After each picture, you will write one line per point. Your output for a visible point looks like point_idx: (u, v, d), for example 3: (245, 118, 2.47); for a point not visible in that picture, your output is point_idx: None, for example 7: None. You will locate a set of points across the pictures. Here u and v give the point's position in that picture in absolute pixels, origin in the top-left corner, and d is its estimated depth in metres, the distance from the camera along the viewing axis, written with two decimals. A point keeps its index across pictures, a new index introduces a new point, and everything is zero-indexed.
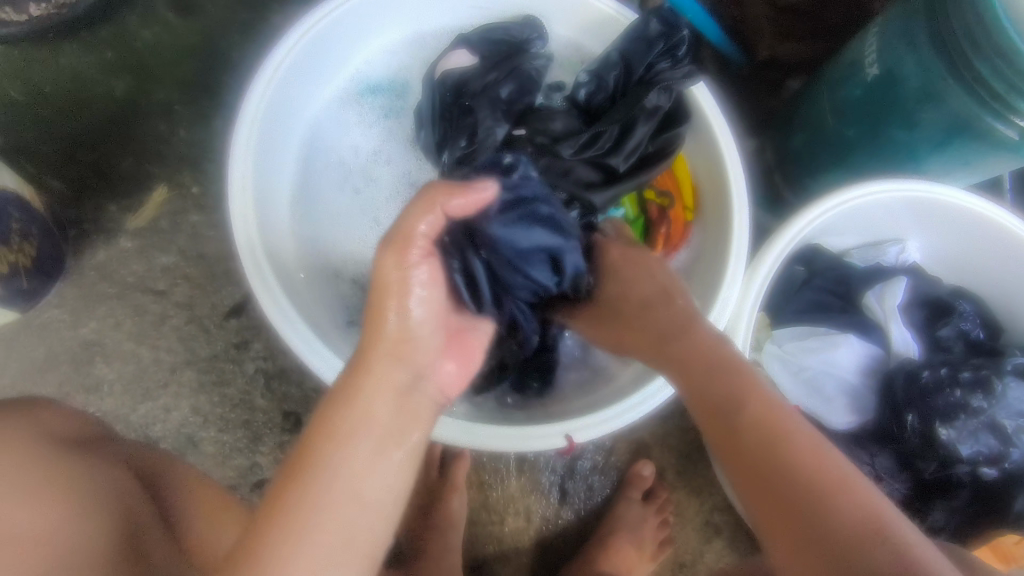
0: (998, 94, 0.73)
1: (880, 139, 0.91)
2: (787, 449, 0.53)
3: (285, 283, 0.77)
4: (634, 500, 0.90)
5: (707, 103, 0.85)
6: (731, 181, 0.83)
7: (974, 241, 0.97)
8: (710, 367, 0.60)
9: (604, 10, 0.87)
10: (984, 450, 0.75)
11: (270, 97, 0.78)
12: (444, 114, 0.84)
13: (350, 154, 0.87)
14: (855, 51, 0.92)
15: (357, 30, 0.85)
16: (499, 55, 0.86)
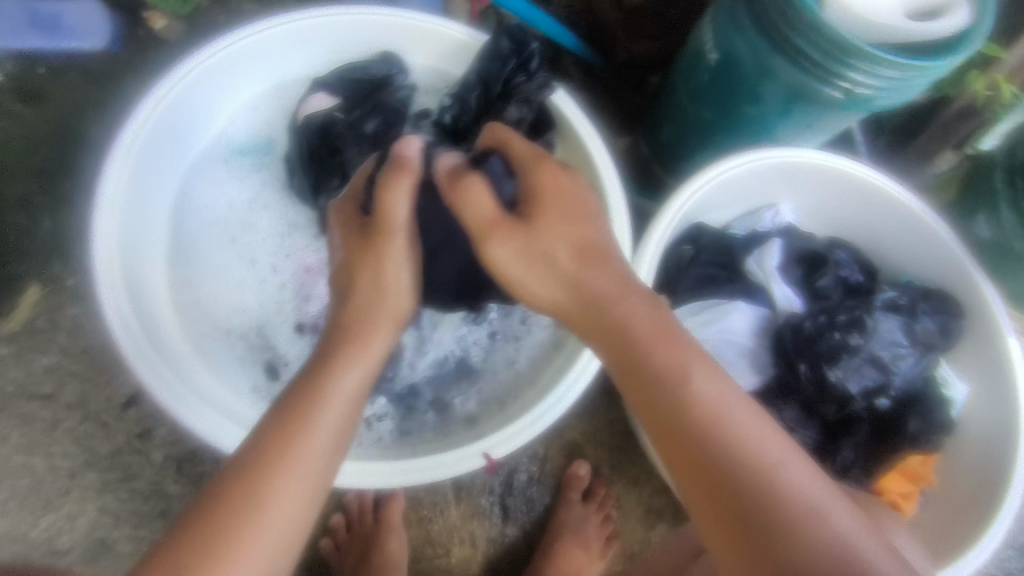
0: (818, 63, 0.80)
1: (733, 117, 0.98)
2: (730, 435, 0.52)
3: (173, 364, 0.75)
4: (573, 501, 0.91)
5: (569, 107, 0.87)
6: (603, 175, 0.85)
7: (836, 194, 1.05)
8: (677, 377, 0.55)
9: (455, 35, 0.88)
10: (870, 382, 0.82)
11: (125, 174, 0.75)
12: (312, 157, 0.84)
13: (225, 218, 0.86)
14: (695, 39, 0.99)
15: (211, 91, 0.84)
16: (360, 94, 0.87)
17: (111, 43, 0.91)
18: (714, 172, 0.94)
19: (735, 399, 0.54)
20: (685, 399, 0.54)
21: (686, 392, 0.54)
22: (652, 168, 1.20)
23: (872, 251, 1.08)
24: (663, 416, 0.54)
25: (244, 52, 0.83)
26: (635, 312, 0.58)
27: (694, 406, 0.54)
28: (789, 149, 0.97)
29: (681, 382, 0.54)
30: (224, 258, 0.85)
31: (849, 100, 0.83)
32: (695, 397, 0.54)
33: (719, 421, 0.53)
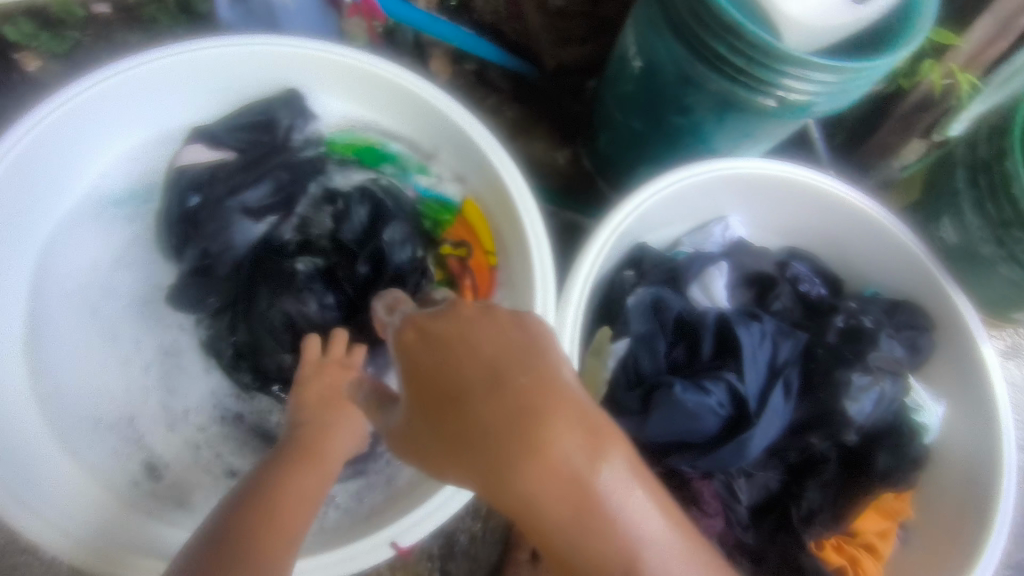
0: (742, 69, 0.71)
1: (663, 128, 0.88)
2: (607, 530, 0.38)
3: (11, 442, 0.67)
4: (520, 563, 0.83)
5: (473, 127, 0.77)
6: (519, 206, 0.76)
7: (789, 202, 0.96)
8: (579, 500, 0.38)
9: (358, 66, 0.79)
10: (813, 415, 0.74)
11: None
12: (185, 217, 0.78)
13: (91, 281, 0.79)
14: (619, 46, 0.91)
15: (88, 128, 0.76)
16: (256, 145, 0.80)
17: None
18: (651, 190, 0.86)
19: (655, 526, 0.40)
20: (546, 481, 0.38)
21: (551, 472, 0.37)
22: (595, 183, 1.12)
23: (836, 259, 1.00)
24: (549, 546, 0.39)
25: (124, 87, 0.75)
26: (493, 356, 0.40)
27: (562, 488, 0.37)
28: (728, 159, 0.89)
29: (583, 505, 0.38)
30: (82, 328, 0.78)
31: (783, 108, 0.74)
32: (560, 470, 0.37)
33: (590, 511, 0.38)
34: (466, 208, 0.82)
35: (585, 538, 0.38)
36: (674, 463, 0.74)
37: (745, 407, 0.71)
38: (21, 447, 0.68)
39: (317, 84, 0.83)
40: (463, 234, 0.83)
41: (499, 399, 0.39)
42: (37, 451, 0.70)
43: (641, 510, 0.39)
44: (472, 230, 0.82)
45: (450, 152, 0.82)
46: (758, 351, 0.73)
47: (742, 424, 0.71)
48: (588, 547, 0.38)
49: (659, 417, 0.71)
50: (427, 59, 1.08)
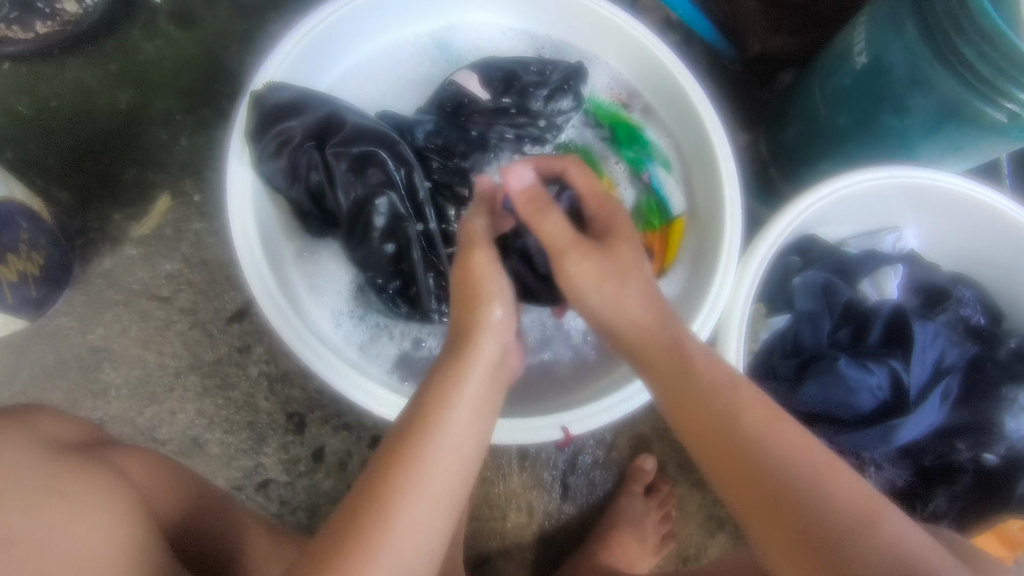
0: (985, 78, 0.74)
1: (870, 126, 0.92)
2: (751, 431, 0.53)
3: (271, 239, 0.78)
4: (636, 493, 0.91)
5: (693, 90, 0.85)
6: (721, 168, 0.83)
7: (970, 227, 0.96)
8: (719, 398, 0.56)
9: (616, 21, 0.86)
10: (964, 421, 0.76)
11: (293, 60, 0.81)
12: (444, 106, 0.85)
13: (382, 92, 0.92)
14: (844, 40, 0.94)
15: (396, 12, 0.88)
16: (509, 83, 0.86)
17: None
18: (869, 175, 0.89)
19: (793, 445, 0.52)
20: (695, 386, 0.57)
21: (701, 384, 0.57)
22: (767, 171, 1.15)
23: (1004, 295, 1.00)
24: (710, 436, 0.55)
25: None
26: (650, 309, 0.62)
27: (709, 398, 0.56)
28: (929, 171, 0.90)
29: (729, 404, 0.55)
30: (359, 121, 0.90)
31: (1013, 124, 0.77)
32: (716, 382, 0.57)
33: (734, 412, 0.55)
34: (680, 222, 0.89)
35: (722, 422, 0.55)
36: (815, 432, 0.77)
37: (905, 395, 0.74)
38: (276, 249, 0.78)
39: (573, 27, 0.91)
40: (663, 239, 0.89)
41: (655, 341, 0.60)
42: (285, 257, 0.80)
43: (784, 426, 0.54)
44: (671, 237, 0.89)
45: (668, 113, 0.90)
46: (927, 347, 0.76)
47: (896, 410, 0.74)
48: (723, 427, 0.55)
49: (816, 385, 0.75)
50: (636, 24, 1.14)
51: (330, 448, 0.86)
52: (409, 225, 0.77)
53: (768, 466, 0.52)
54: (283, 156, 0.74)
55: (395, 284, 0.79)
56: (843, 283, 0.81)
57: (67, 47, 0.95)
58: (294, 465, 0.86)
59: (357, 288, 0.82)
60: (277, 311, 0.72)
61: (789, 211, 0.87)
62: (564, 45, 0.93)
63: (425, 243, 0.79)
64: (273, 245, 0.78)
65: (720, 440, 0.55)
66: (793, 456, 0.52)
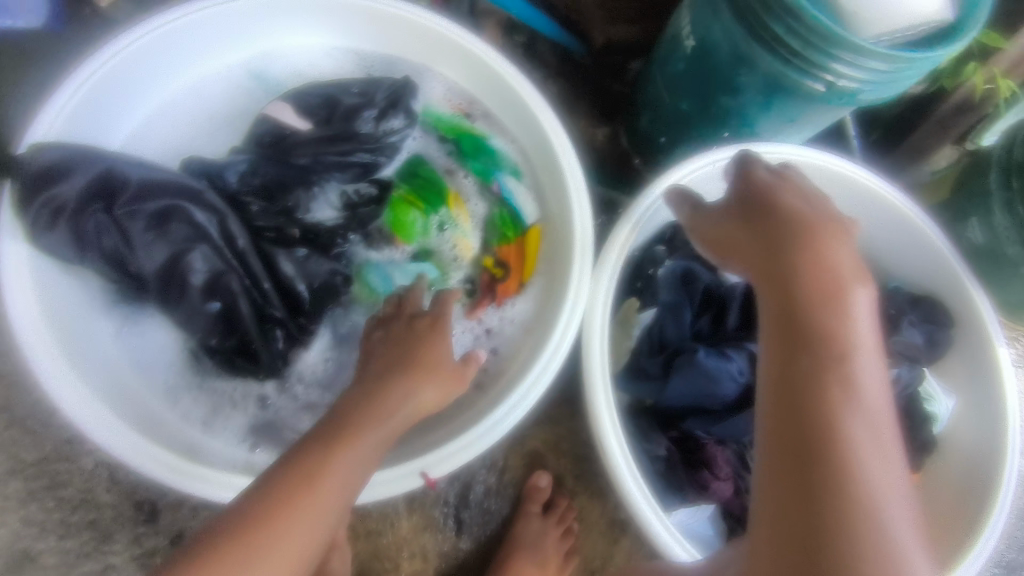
0: (796, 51, 0.75)
1: (709, 109, 0.92)
2: (835, 415, 0.44)
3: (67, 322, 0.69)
4: (532, 515, 0.87)
5: (525, 90, 0.81)
6: (565, 169, 0.80)
7: (820, 193, 0.99)
8: (833, 343, 0.47)
9: (438, 31, 0.82)
10: None
11: (71, 113, 0.72)
12: (261, 141, 0.78)
13: (194, 132, 0.83)
14: (673, 27, 0.94)
15: (196, 45, 0.81)
16: (331, 108, 0.80)
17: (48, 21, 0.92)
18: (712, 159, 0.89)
19: (884, 454, 0.44)
20: (829, 324, 0.48)
21: (838, 337, 0.47)
22: (631, 161, 1.15)
23: (862, 253, 1.02)
24: (808, 422, 0.44)
25: (232, 10, 0.80)
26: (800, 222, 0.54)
27: (843, 359, 0.46)
28: (771, 143, 0.91)
29: (833, 365, 0.46)
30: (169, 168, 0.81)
31: (831, 93, 0.77)
32: (848, 331, 0.47)
33: (824, 390, 0.45)
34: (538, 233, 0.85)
35: (839, 380, 0.45)
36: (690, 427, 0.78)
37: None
38: (77, 332, 0.69)
39: (398, 41, 0.87)
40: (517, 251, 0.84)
41: (784, 290, 0.50)
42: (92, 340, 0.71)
43: (871, 442, 0.44)
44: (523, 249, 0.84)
45: (508, 117, 0.86)
46: None
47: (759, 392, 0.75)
48: (824, 403, 0.45)
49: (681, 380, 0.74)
50: (478, 29, 1.11)
51: (190, 532, 0.77)
52: (232, 279, 0.71)
53: (822, 491, 0.42)
54: (63, 224, 0.66)
55: (231, 342, 0.73)
56: (699, 269, 0.81)
57: None
58: (148, 559, 0.77)
59: (187, 357, 0.75)
60: (86, 408, 0.63)
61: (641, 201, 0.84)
62: (392, 60, 0.88)
63: (254, 293, 0.73)
64: (76, 326, 0.70)
65: (813, 432, 0.44)
66: (848, 459, 0.43)
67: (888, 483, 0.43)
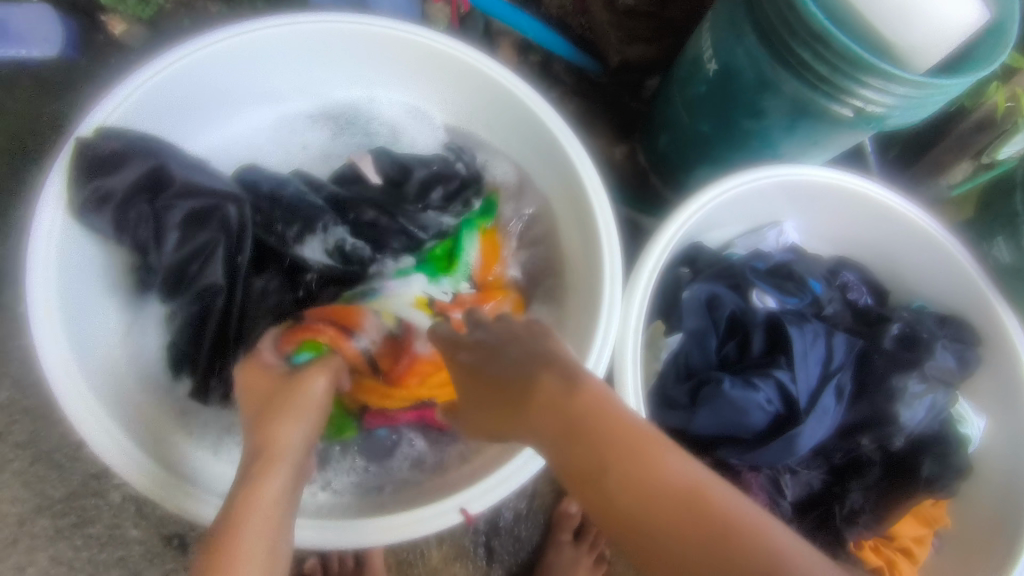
0: (825, 77, 0.74)
1: (731, 131, 0.91)
2: (626, 488, 0.41)
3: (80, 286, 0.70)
4: (564, 542, 0.86)
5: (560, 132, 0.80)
6: (597, 216, 0.78)
7: (843, 214, 0.98)
8: (569, 430, 0.46)
9: (511, 97, 0.82)
10: (863, 415, 0.76)
11: (114, 128, 0.73)
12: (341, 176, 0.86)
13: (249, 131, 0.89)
14: (692, 49, 0.94)
15: (280, 55, 0.83)
16: (404, 176, 0.85)
17: (65, 50, 0.90)
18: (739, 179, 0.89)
19: (691, 471, 0.41)
20: (567, 419, 0.47)
21: (579, 425, 0.46)
22: (649, 181, 1.14)
23: (885, 272, 1.02)
24: (620, 519, 0.41)
25: (322, 35, 0.81)
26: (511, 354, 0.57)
27: (603, 439, 0.44)
28: (795, 166, 0.90)
29: (590, 441, 0.44)
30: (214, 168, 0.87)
31: (860, 118, 0.77)
32: (594, 407, 0.46)
33: (600, 478, 0.43)
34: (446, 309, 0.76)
35: (608, 458, 0.43)
36: (723, 456, 0.76)
37: (796, 406, 0.73)
38: (86, 305, 0.71)
39: (472, 95, 0.87)
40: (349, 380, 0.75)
41: (526, 407, 0.50)
42: (98, 316, 0.72)
43: (679, 466, 0.41)
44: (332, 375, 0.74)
45: (554, 191, 0.85)
46: (811, 352, 0.75)
47: (790, 422, 0.73)
48: (615, 496, 0.42)
49: (708, 411, 0.73)
50: (494, 48, 1.11)
51: None
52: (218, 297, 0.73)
53: (680, 553, 0.38)
54: (106, 212, 0.69)
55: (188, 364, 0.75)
56: (723, 295, 0.80)
57: None
58: None
59: (172, 361, 0.76)
60: (70, 381, 0.63)
61: (672, 224, 0.83)
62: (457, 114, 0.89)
63: (223, 316, 0.74)
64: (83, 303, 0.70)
65: (626, 519, 0.41)
66: (659, 514, 0.39)
67: (727, 505, 0.39)
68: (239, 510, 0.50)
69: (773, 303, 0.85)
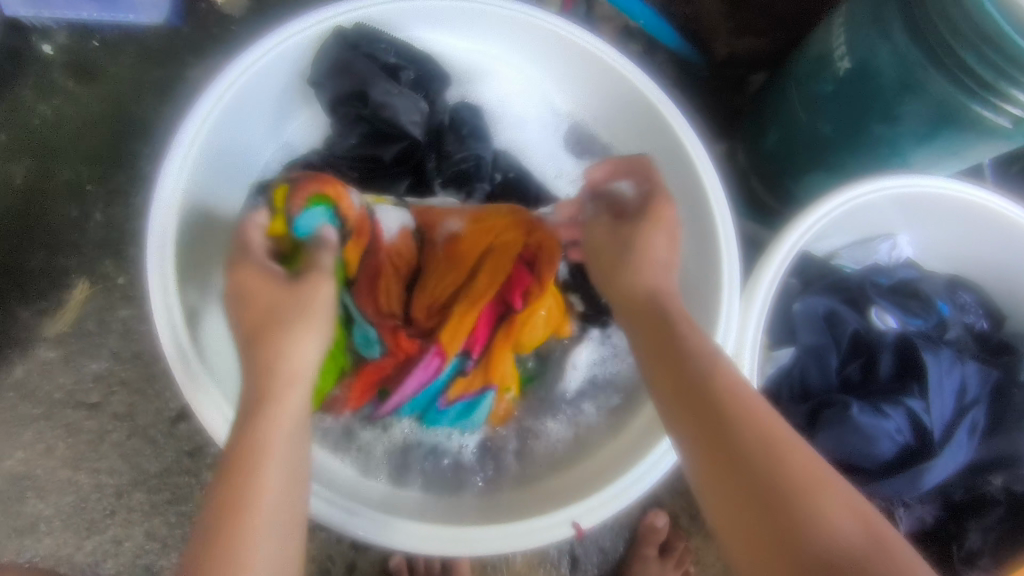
0: (986, 82, 0.68)
1: (857, 135, 0.85)
2: (741, 419, 0.46)
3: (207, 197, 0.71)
4: (650, 558, 0.83)
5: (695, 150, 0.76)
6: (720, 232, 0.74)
7: (966, 231, 0.92)
8: (671, 361, 0.51)
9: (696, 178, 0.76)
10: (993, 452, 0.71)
11: (258, 72, 0.72)
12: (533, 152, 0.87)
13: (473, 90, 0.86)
14: (820, 43, 0.88)
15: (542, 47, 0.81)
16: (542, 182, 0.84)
17: (172, 18, 0.90)
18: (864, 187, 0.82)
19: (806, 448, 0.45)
20: (684, 352, 0.52)
21: (694, 356, 0.51)
22: (749, 182, 1.08)
23: (1003, 295, 0.95)
24: (721, 435, 0.46)
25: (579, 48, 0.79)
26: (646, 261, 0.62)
27: (718, 376, 0.49)
28: (920, 178, 0.84)
29: (714, 379, 0.49)
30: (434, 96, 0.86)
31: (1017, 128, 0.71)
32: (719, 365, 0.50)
33: (712, 388, 0.49)
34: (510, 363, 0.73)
35: (722, 388, 0.49)
36: None
37: (928, 437, 0.68)
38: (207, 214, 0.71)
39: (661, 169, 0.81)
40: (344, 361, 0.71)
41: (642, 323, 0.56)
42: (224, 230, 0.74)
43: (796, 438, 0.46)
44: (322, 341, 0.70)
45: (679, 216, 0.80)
46: (944, 380, 0.70)
47: (920, 455, 0.68)
48: (724, 407, 0.47)
49: (829, 436, 0.69)
50: (596, 32, 1.06)
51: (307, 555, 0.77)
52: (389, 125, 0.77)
53: (776, 483, 0.43)
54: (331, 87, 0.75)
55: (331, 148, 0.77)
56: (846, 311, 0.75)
57: None
58: None
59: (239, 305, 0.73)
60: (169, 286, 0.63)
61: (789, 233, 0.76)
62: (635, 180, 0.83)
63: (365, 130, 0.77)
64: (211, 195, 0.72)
65: (731, 438, 0.46)
66: (761, 447, 0.45)
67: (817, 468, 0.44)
68: (243, 469, 0.47)
69: (892, 322, 0.79)
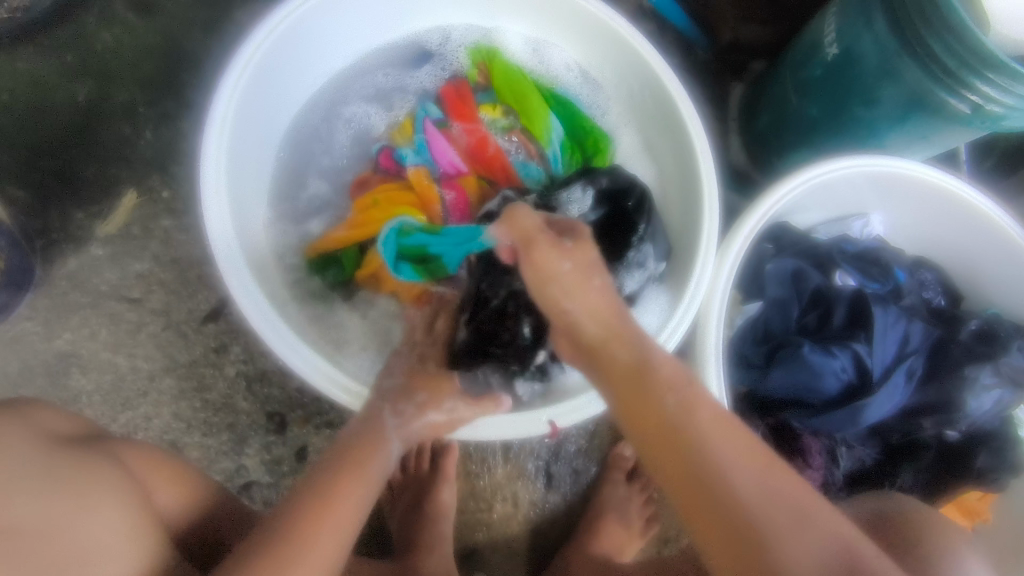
0: (951, 70, 0.76)
1: (841, 116, 0.94)
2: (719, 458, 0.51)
3: (265, 90, 0.81)
4: (617, 481, 0.92)
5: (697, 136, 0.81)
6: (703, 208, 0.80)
7: (932, 217, 1.00)
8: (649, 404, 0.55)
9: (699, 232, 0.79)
10: (926, 400, 0.80)
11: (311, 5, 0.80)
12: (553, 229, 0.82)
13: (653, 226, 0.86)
14: (813, 30, 0.95)
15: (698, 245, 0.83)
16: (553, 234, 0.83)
17: None
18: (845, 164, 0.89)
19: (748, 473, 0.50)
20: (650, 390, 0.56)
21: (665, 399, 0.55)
22: (741, 157, 1.15)
23: (962, 276, 1.03)
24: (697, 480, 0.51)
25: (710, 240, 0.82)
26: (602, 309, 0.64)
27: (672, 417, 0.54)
28: (894, 158, 0.91)
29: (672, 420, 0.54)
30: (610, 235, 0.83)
31: (976, 115, 0.79)
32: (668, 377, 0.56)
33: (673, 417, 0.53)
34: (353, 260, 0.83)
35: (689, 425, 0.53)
36: (787, 418, 0.82)
37: (868, 377, 0.78)
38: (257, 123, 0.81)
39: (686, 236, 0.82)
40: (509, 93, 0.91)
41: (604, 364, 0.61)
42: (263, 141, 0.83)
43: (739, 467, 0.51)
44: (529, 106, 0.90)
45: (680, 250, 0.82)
46: (889, 332, 0.80)
47: (861, 392, 0.78)
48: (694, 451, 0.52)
49: (782, 372, 0.79)
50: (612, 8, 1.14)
51: (313, 447, 0.85)
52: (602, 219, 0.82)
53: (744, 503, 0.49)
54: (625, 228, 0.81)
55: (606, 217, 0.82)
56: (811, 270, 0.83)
57: (17, 36, 0.87)
58: (276, 465, 0.85)
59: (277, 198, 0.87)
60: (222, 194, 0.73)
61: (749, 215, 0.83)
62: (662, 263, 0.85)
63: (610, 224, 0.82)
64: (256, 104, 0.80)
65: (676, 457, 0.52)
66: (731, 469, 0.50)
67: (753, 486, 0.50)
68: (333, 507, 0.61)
69: (854, 283, 0.88)
